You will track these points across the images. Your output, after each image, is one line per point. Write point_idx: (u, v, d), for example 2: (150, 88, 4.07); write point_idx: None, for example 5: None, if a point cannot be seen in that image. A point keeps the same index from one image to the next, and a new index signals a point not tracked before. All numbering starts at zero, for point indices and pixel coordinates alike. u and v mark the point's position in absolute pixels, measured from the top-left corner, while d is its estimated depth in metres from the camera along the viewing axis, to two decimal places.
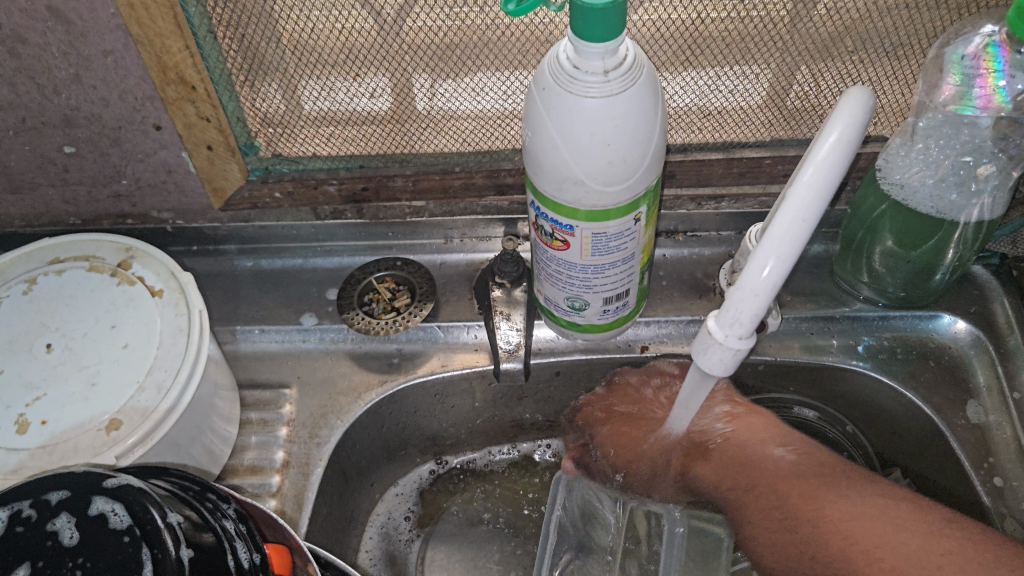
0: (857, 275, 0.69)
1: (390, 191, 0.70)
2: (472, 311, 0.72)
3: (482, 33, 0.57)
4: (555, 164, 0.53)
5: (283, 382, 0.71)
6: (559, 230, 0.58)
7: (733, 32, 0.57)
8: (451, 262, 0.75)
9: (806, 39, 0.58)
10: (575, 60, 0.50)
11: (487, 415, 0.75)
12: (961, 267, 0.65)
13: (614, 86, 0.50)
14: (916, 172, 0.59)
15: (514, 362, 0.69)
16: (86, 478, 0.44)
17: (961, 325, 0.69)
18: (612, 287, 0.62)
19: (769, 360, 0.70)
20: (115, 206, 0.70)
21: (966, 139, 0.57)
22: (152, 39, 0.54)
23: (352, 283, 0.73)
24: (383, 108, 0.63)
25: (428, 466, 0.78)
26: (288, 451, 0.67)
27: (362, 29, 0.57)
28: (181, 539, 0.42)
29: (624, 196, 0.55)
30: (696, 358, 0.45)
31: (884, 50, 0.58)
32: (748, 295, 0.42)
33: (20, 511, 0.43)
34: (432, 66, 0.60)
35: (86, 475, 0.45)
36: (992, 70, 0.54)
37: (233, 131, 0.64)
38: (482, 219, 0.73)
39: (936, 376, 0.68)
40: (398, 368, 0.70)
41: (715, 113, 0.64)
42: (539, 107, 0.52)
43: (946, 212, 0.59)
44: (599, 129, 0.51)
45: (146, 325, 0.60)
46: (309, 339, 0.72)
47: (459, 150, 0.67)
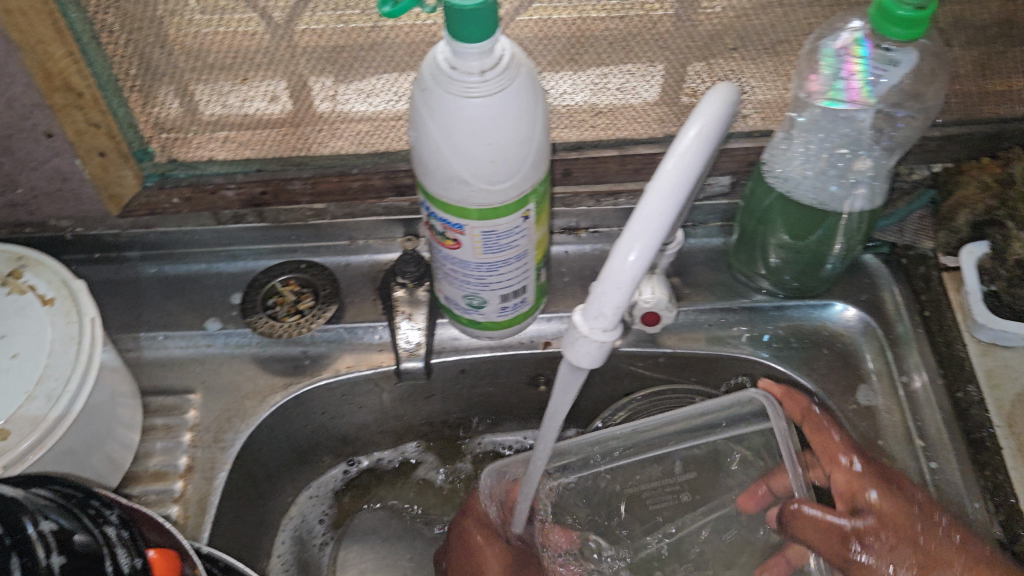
0: (753, 267, 0.71)
1: (289, 194, 0.70)
2: (377, 311, 0.73)
3: (367, 35, 0.60)
4: (439, 164, 0.54)
5: (188, 388, 0.70)
6: (450, 230, 0.59)
7: (615, 31, 0.59)
8: (356, 263, 0.75)
9: (687, 36, 0.59)
10: (452, 61, 0.50)
11: (397, 414, 0.75)
12: (850, 257, 0.67)
13: (492, 86, 0.50)
14: (797, 165, 0.60)
15: (416, 361, 0.68)
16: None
17: (851, 312, 0.71)
18: (508, 284, 0.63)
19: (668, 352, 0.71)
20: (11, 215, 0.68)
21: (846, 133, 0.58)
22: (33, 45, 0.53)
23: (256, 286, 0.73)
24: (280, 112, 0.65)
25: (340, 467, 0.77)
26: (192, 456, 0.67)
27: (250, 32, 0.59)
28: (53, 548, 0.43)
29: (510, 194, 0.56)
30: (564, 351, 0.45)
31: (763, 46, 0.60)
32: (611, 288, 0.43)
33: None
34: (322, 68, 0.62)
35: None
36: (858, 62, 0.55)
37: (126, 137, 0.63)
38: (383, 220, 0.73)
39: (829, 363, 0.70)
40: (303, 370, 0.71)
41: (606, 111, 0.65)
42: (420, 108, 0.52)
43: (828, 203, 0.60)
44: (480, 129, 0.51)
45: (37, 334, 0.59)
46: (215, 343, 0.72)
47: (356, 152, 0.68)
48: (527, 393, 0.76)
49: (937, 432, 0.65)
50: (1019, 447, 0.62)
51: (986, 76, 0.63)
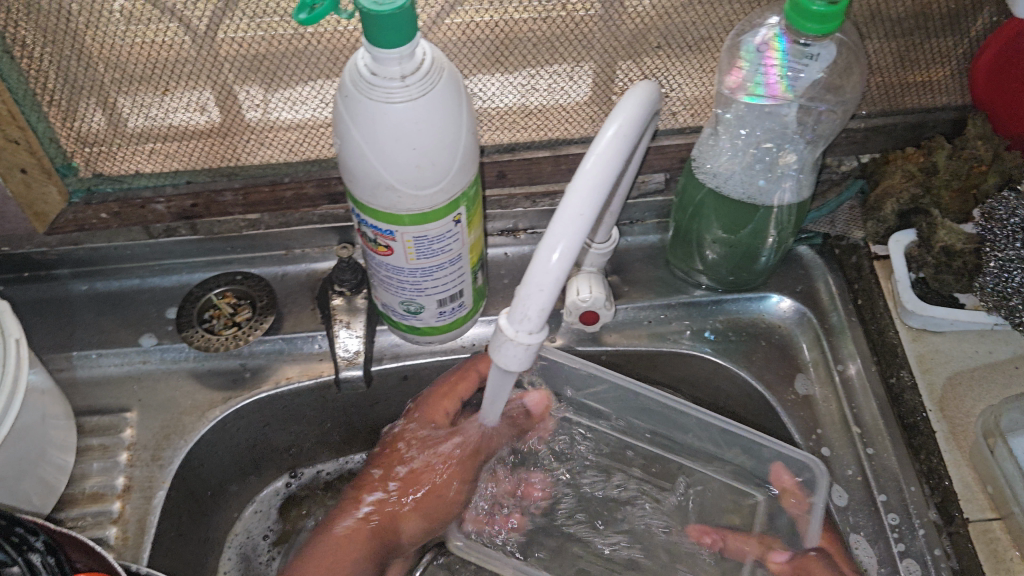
0: (690, 262, 0.71)
1: (221, 206, 0.69)
2: (315, 320, 0.72)
3: (289, 42, 0.59)
4: (365, 171, 0.53)
5: (124, 406, 0.69)
6: (381, 236, 0.58)
7: (540, 33, 0.59)
8: (292, 273, 0.74)
9: (611, 37, 0.60)
10: (372, 66, 0.50)
11: (341, 423, 0.75)
12: (784, 248, 0.67)
13: (414, 91, 0.50)
14: (725, 160, 0.60)
15: (355, 369, 0.68)
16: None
17: (787, 302, 0.72)
18: (444, 289, 0.63)
19: (609, 350, 0.71)
20: None
21: (769, 127, 0.59)
22: None
23: (191, 300, 0.71)
24: (206, 122, 0.64)
25: (281, 480, 0.77)
26: (130, 476, 0.65)
27: (172, 43, 0.58)
28: None
29: (439, 198, 0.55)
30: (493, 355, 0.45)
31: (687, 43, 0.62)
32: (534, 291, 0.43)
33: None
34: (246, 77, 0.61)
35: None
36: (779, 61, 0.56)
37: (47, 152, 0.62)
38: (319, 228, 0.73)
39: (767, 355, 0.71)
40: (242, 384, 0.70)
41: (537, 112, 0.65)
42: (343, 114, 0.52)
43: (757, 198, 0.60)
44: (404, 134, 0.51)
45: None
46: (150, 360, 0.70)
47: (287, 160, 0.67)
48: None
49: (873, 418, 0.66)
50: (951, 430, 0.64)
51: (905, 67, 0.65)
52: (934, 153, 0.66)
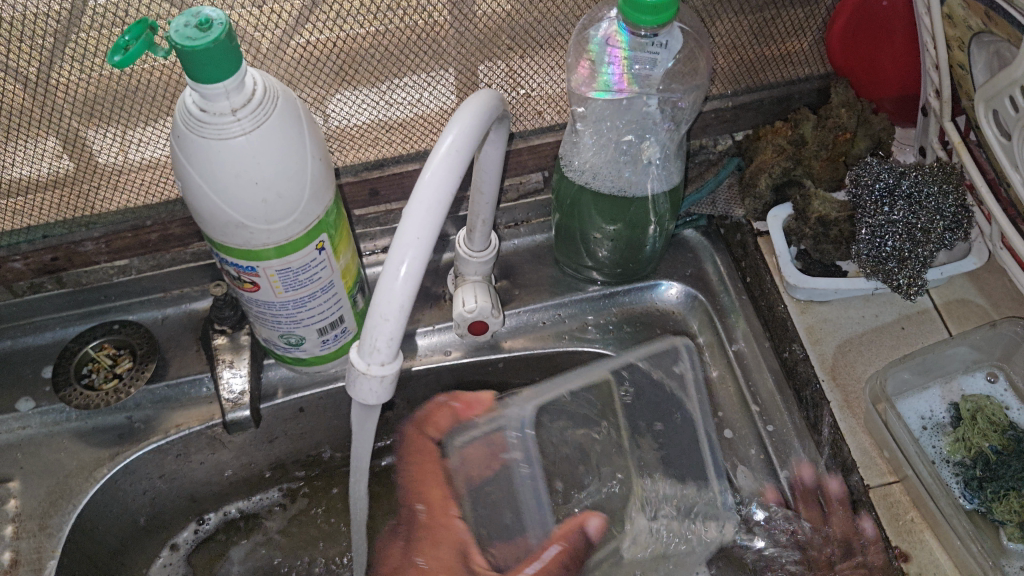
0: (578, 259, 0.70)
1: (85, 257, 0.66)
2: (202, 361, 0.69)
3: (125, 83, 0.57)
4: (211, 211, 0.51)
5: (6, 476, 0.66)
6: (243, 273, 0.56)
7: (385, 46, 0.58)
8: (174, 315, 0.72)
9: (460, 44, 0.60)
10: (201, 103, 0.48)
11: (243, 463, 0.72)
12: (666, 233, 0.67)
13: (246, 124, 0.48)
14: (591, 155, 0.60)
15: (242, 410, 0.65)
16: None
17: (676, 287, 0.71)
18: (322, 318, 0.61)
19: (507, 357, 0.70)
20: None
21: (631, 117, 0.58)
22: None
23: (67, 355, 0.68)
24: (53, 172, 0.61)
25: (190, 527, 0.74)
26: (16, 549, 0.63)
27: (6, 90, 0.56)
28: None
29: (295, 230, 0.54)
30: (350, 392, 0.44)
31: (539, 41, 0.61)
32: (379, 321, 0.41)
33: None
34: (91, 121, 0.59)
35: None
36: (624, 56, 0.56)
37: None
38: (195, 267, 0.70)
39: (663, 343, 0.70)
40: (128, 438, 0.67)
41: (398, 125, 0.64)
42: (179, 155, 0.50)
43: (628, 189, 0.59)
44: (243, 168, 0.49)
45: None
46: (30, 425, 0.67)
47: (146, 202, 0.65)
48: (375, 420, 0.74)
49: (770, 394, 0.66)
50: (844, 399, 0.64)
51: (762, 41, 0.65)
52: (800, 125, 0.66)
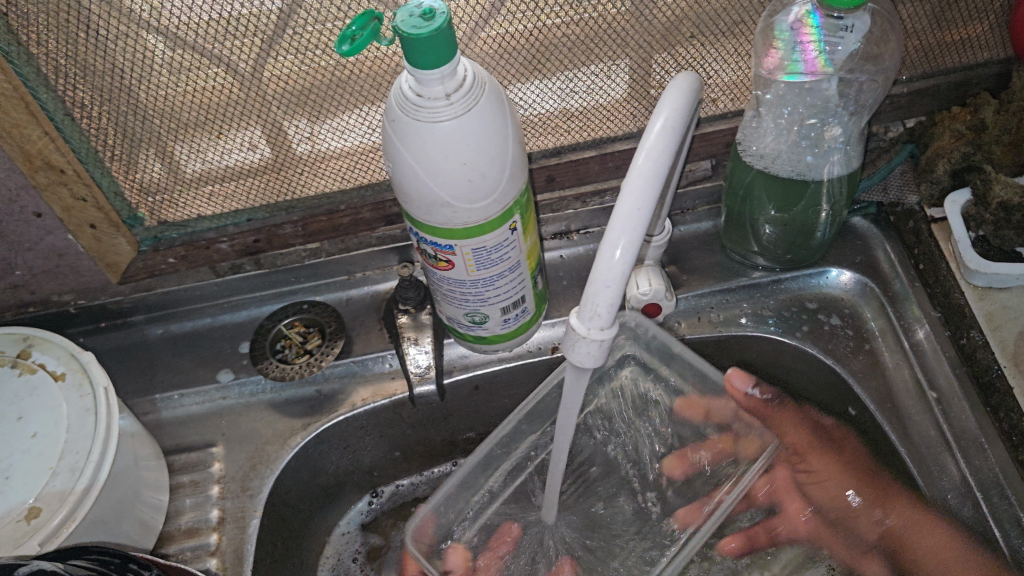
0: (745, 245, 0.72)
1: (283, 239, 0.71)
2: (384, 339, 0.74)
3: (335, 72, 0.61)
4: (419, 190, 0.55)
5: (210, 441, 0.71)
6: (441, 252, 0.60)
7: (576, 34, 0.61)
8: (357, 296, 0.77)
9: (647, 31, 0.61)
10: (417, 89, 0.51)
11: (419, 438, 0.76)
12: (838, 221, 0.67)
13: (458, 107, 0.51)
14: (770, 140, 0.61)
15: (428, 384, 0.69)
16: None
17: (847, 275, 0.72)
18: (506, 297, 0.64)
19: (675, 340, 0.72)
20: (14, 296, 0.71)
21: (812, 103, 0.59)
22: (10, 130, 0.56)
23: (263, 333, 0.74)
24: (260, 159, 0.66)
25: (364, 499, 0.79)
26: (222, 507, 0.68)
27: (219, 86, 0.60)
28: None
29: (493, 209, 0.57)
30: (568, 355, 0.47)
31: (720, 29, 0.63)
32: (601, 288, 0.44)
33: None
34: (297, 111, 0.63)
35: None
36: (814, 35, 0.57)
37: (114, 206, 0.65)
38: (377, 250, 0.75)
39: (835, 330, 0.71)
40: (319, 410, 0.72)
41: (578, 113, 0.67)
42: (393, 138, 0.53)
43: (806, 173, 0.61)
44: (453, 149, 0.52)
45: (53, 410, 0.59)
46: (229, 395, 0.73)
47: (341, 188, 0.69)
48: None
49: (948, 383, 0.65)
50: None
51: (942, 27, 0.64)
52: (981, 110, 0.66)
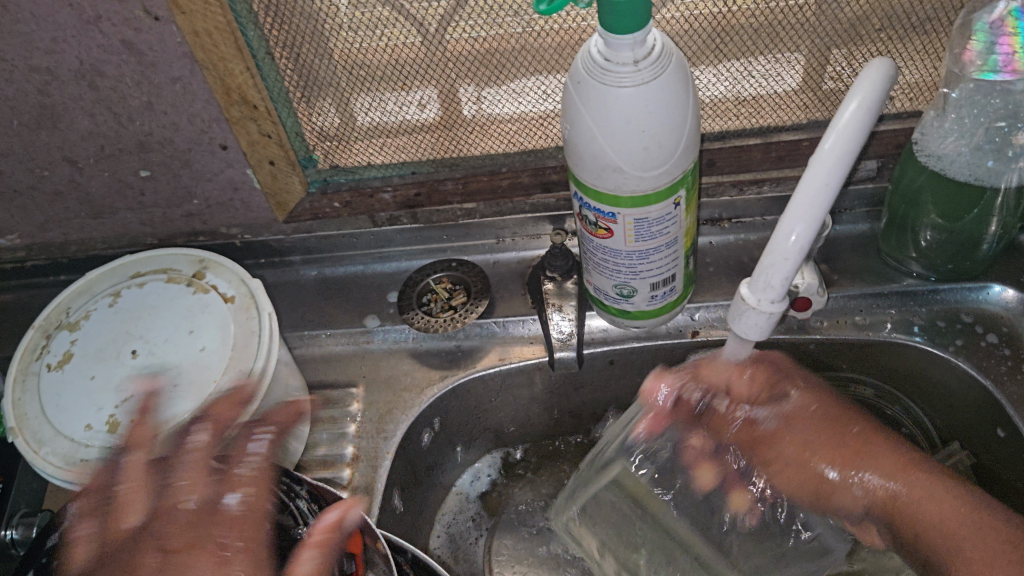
0: (903, 251, 0.71)
1: (442, 195, 0.74)
2: (526, 305, 0.75)
3: (521, 39, 0.61)
4: (594, 153, 0.56)
5: (351, 382, 0.75)
6: (602, 219, 0.61)
7: (761, 19, 0.60)
8: (504, 260, 0.79)
9: (834, 21, 0.60)
10: (607, 53, 0.52)
11: (548, 406, 0.78)
12: (1008, 236, 0.65)
13: (645, 75, 0.52)
14: (951, 141, 0.60)
15: (568, 351, 0.71)
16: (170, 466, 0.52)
17: (1010, 292, 0.71)
18: (658, 272, 0.65)
19: (819, 339, 0.72)
20: (188, 224, 0.76)
21: (999, 107, 0.57)
22: (215, 62, 0.60)
23: (411, 285, 0.77)
24: (432, 117, 0.68)
25: (479, 466, 0.80)
26: (358, 446, 0.70)
27: (408, 44, 0.62)
28: None
29: (663, 180, 0.57)
30: (732, 323, 0.48)
31: (912, 25, 0.61)
32: (778, 260, 0.45)
33: (116, 494, 0.50)
34: (475, 73, 0.64)
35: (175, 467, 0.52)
36: (1016, 34, 0.54)
37: (293, 146, 0.69)
38: (531, 217, 0.77)
39: (991, 349, 0.69)
40: (457, 363, 0.74)
41: (749, 100, 0.67)
42: (575, 100, 0.55)
43: (985, 178, 0.60)
44: (634, 116, 0.53)
45: (221, 329, 0.63)
46: (373, 340, 0.76)
47: (505, 151, 0.71)
48: None
49: None
50: None
51: None
52: None
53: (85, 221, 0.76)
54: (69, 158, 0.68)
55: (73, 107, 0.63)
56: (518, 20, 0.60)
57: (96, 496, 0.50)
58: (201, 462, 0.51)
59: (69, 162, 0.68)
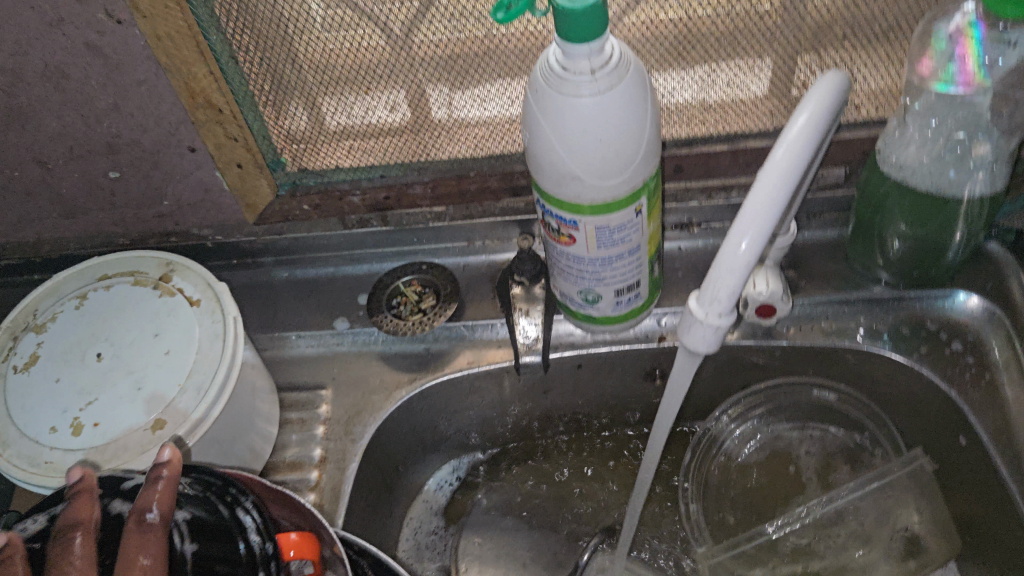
0: (870, 258, 0.71)
1: (412, 198, 0.74)
2: (495, 309, 0.76)
3: (484, 42, 0.62)
4: (552, 161, 0.56)
5: (320, 384, 0.75)
6: (564, 226, 0.61)
7: (723, 26, 0.60)
8: (474, 263, 0.79)
9: (796, 27, 0.60)
10: (563, 62, 0.52)
11: (517, 409, 0.78)
12: (972, 244, 0.65)
13: (602, 84, 0.52)
14: (912, 151, 0.61)
15: (534, 355, 0.72)
16: (83, 491, 0.48)
17: (975, 300, 0.71)
18: (622, 279, 0.65)
19: (785, 344, 0.72)
20: (160, 225, 0.77)
21: (959, 116, 0.58)
22: (179, 65, 0.60)
23: (381, 288, 0.76)
24: (401, 120, 0.68)
25: (448, 468, 0.81)
26: (325, 447, 0.71)
27: (372, 47, 0.62)
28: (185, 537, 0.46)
29: (622, 188, 0.57)
30: (682, 335, 0.48)
31: (874, 33, 0.61)
32: (725, 273, 0.45)
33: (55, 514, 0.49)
34: (440, 76, 0.64)
35: (93, 488, 0.48)
36: (972, 45, 0.55)
37: (261, 149, 0.69)
38: (500, 221, 0.77)
39: (955, 355, 0.69)
40: (426, 366, 0.74)
41: (715, 105, 0.67)
42: (533, 108, 0.55)
43: (946, 188, 0.60)
44: (591, 125, 0.53)
45: (186, 332, 0.64)
46: (343, 342, 0.76)
47: (473, 155, 0.72)
48: (645, 389, 0.77)
49: None
50: None
51: None
52: None
53: (57, 221, 0.76)
54: (39, 159, 0.68)
55: (41, 109, 0.63)
56: (481, 24, 0.61)
57: (36, 516, 0.49)
58: (129, 479, 0.50)
59: (39, 163, 0.68)
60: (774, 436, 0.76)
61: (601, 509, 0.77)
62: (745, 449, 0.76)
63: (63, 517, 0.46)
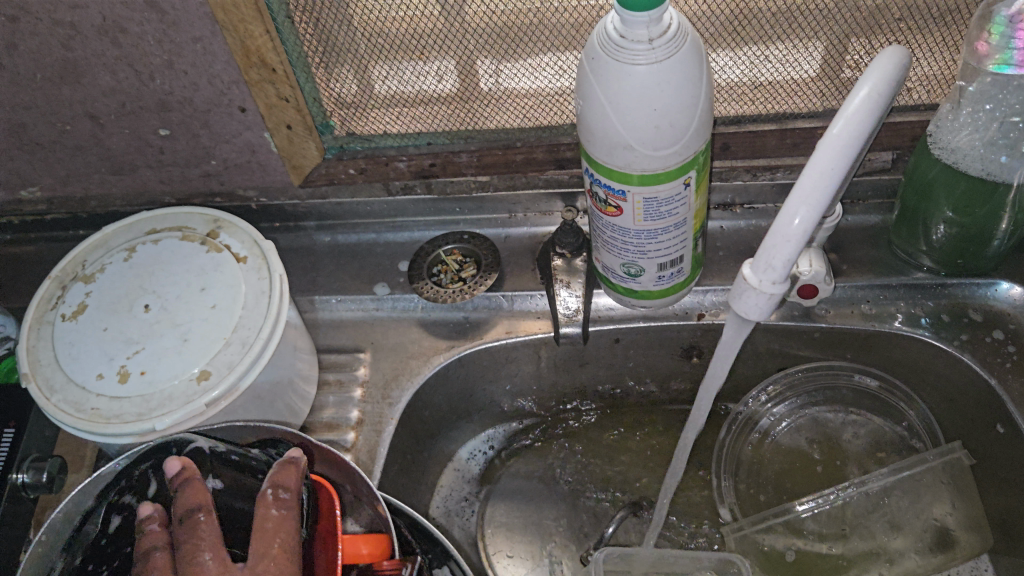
0: (914, 244, 0.71)
1: (457, 167, 0.74)
2: (536, 280, 0.76)
3: (539, 14, 0.62)
4: (605, 130, 0.56)
5: (358, 347, 0.76)
6: (612, 196, 0.61)
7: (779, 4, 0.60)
8: (516, 235, 0.80)
9: (852, 8, 0.60)
10: (622, 30, 0.52)
11: (551, 381, 0.79)
12: (1019, 233, 0.65)
13: (659, 53, 0.52)
14: (965, 135, 0.60)
15: (574, 326, 0.73)
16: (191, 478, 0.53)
17: (1018, 291, 0.71)
18: (666, 253, 0.65)
19: (824, 327, 0.72)
20: (205, 184, 0.77)
21: (1015, 101, 0.57)
22: (236, 24, 0.60)
23: (422, 256, 0.77)
24: (449, 89, 0.68)
25: (480, 437, 0.81)
26: (362, 410, 0.72)
27: (426, 15, 0.62)
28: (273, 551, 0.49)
29: (673, 160, 0.57)
30: (733, 303, 0.49)
31: (933, 14, 0.60)
32: (780, 241, 0.45)
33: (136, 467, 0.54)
34: (492, 47, 0.64)
35: (196, 475, 0.53)
36: None
37: (311, 111, 0.70)
38: (544, 193, 0.77)
39: (996, 345, 0.69)
40: (464, 334, 0.75)
41: (766, 85, 0.67)
42: (589, 75, 0.55)
43: (997, 174, 0.60)
44: (647, 95, 0.53)
45: (232, 288, 0.64)
46: (382, 307, 0.77)
47: (521, 126, 0.72)
48: (679, 366, 0.78)
49: None
50: None
51: None
52: None
53: (105, 176, 0.77)
54: (91, 114, 0.69)
55: (96, 63, 0.64)
56: None
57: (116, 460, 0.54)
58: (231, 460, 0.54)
59: (91, 117, 0.69)
60: (813, 419, 0.76)
61: (631, 482, 0.78)
62: (779, 427, 0.76)
63: (180, 504, 0.52)
